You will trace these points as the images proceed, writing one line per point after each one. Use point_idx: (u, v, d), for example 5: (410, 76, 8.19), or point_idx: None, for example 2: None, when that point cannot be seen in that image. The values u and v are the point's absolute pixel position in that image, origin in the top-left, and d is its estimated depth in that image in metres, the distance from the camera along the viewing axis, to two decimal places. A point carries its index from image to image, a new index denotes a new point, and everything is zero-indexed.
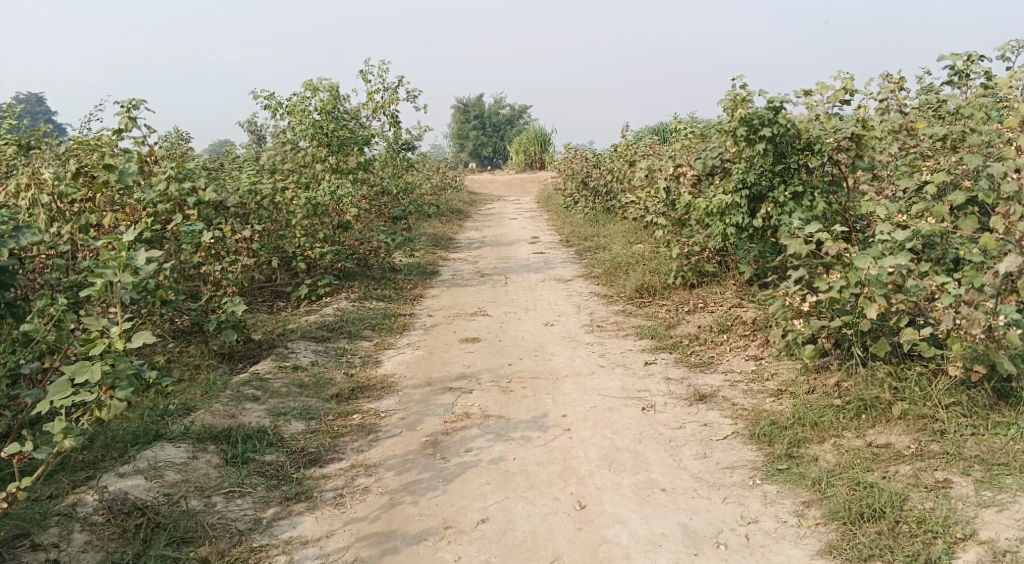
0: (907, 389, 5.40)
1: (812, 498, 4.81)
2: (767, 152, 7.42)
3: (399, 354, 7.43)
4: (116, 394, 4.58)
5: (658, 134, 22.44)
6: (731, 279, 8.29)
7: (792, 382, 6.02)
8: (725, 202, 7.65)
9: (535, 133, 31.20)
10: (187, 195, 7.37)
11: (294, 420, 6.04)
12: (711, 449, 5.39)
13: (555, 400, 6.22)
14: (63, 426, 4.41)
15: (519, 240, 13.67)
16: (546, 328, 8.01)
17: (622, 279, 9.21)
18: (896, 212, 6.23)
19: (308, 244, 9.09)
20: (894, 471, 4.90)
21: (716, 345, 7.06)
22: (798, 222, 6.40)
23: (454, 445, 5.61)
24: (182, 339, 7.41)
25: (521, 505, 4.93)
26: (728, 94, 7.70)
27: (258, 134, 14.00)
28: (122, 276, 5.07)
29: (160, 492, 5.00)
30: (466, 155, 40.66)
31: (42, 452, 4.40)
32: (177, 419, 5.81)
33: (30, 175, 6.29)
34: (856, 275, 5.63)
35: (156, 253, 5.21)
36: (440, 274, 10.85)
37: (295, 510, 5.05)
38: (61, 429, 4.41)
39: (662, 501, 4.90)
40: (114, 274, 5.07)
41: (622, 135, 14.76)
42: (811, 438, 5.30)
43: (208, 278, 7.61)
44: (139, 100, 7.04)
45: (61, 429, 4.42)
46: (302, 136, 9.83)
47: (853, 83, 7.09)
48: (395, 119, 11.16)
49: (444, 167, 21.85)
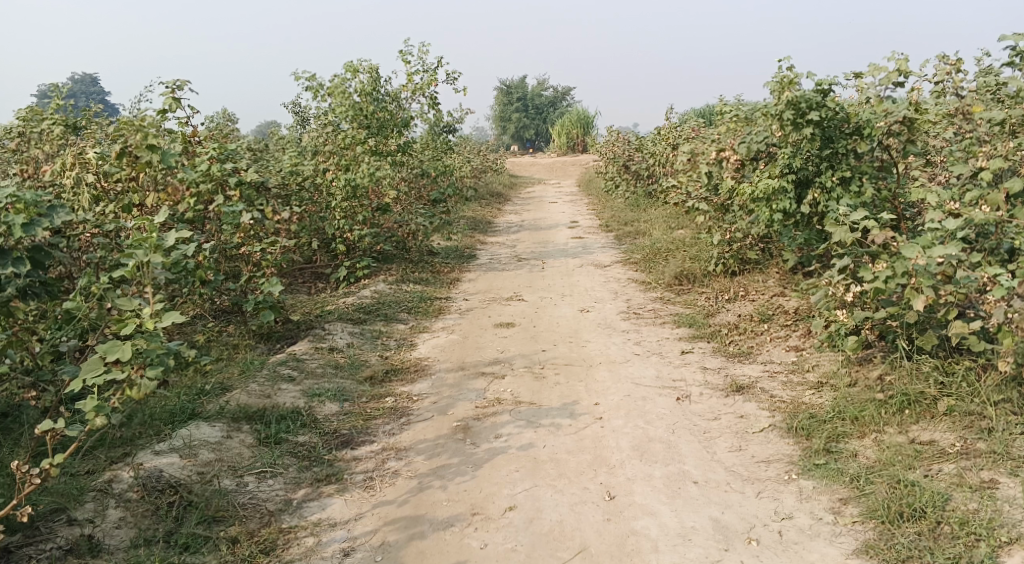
0: (953, 384, 5.24)
1: (850, 494, 4.69)
2: (815, 137, 7.26)
3: (434, 338, 7.41)
4: (147, 374, 4.58)
5: (702, 117, 22.09)
6: (775, 268, 8.12)
7: (834, 375, 5.88)
8: (772, 187, 7.45)
9: (578, 116, 30.99)
10: (229, 174, 7.37)
11: (328, 401, 6.03)
12: (747, 442, 5.28)
13: (589, 387, 6.14)
14: (94, 404, 4.42)
15: (559, 224, 13.58)
16: (582, 314, 7.93)
17: (662, 266, 9.08)
18: (948, 200, 6.05)
19: (347, 227, 9.07)
20: (938, 469, 4.76)
21: (756, 335, 6.93)
22: (845, 208, 6.22)
23: (485, 431, 5.56)
24: (221, 319, 7.47)
25: (550, 494, 4.87)
26: (773, 75, 7.43)
27: (301, 116, 14.04)
28: (153, 257, 5.06)
29: (193, 470, 5.02)
30: (508, 137, 40.54)
31: (73, 430, 4.42)
32: (213, 399, 5.83)
33: (75, 154, 6.50)
34: (903, 265, 5.49)
35: (187, 233, 5.18)
36: (478, 258, 10.81)
37: (326, 492, 5.04)
38: (92, 408, 4.43)
39: (695, 494, 4.81)
40: (145, 255, 5.06)
41: (665, 118, 14.55)
42: (851, 432, 5.17)
43: (248, 259, 7.63)
44: (183, 81, 7.10)
45: (92, 407, 4.43)
46: (343, 118, 9.83)
47: (906, 65, 6.88)
48: (434, 101, 11.10)
49: (486, 150, 21.73)
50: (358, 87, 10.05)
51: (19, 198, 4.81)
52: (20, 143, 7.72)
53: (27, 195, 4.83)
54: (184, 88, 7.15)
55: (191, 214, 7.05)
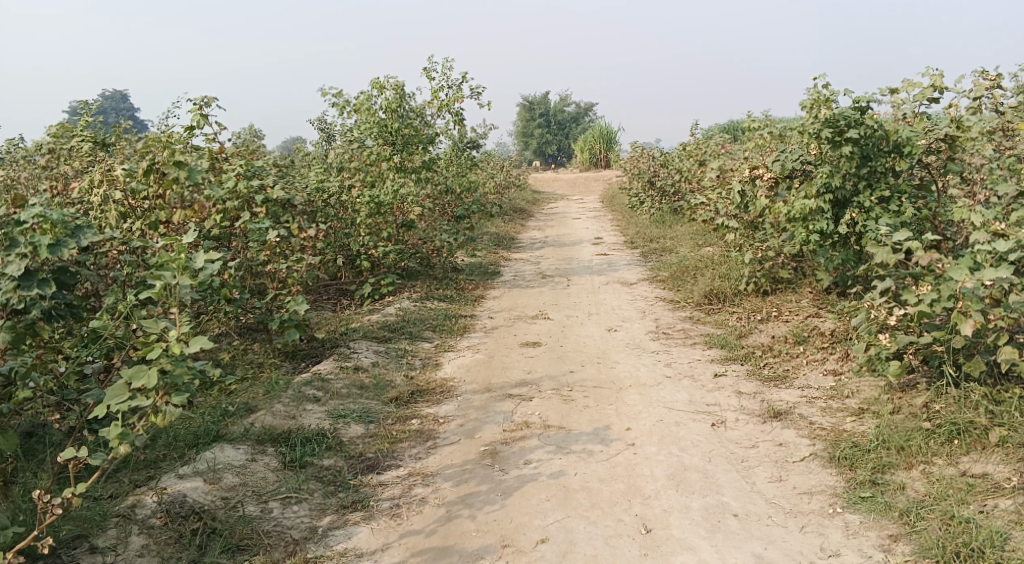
0: (1004, 414, 5.04)
1: (900, 531, 4.50)
2: (853, 155, 7.09)
3: (460, 357, 7.26)
4: (172, 400, 4.46)
5: (726, 132, 21.88)
6: (808, 288, 7.92)
7: (875, 401, 5.69)
8: (808, 208, 7.25)
9: (601, 132, 30.88)
10: (255, 192, 7.30)
11: (354, 423, 5.89)
12: (787, 472, 5.09)
13: (620, 411, 5.97)
14: (119, 432, 4.31)
15: (583, 240, 13.43)
16: (610, 333, 7.76)
17: (690, 284, 8.90)
18: (992, 220, 5.84)
19: (372, 243, 8.94)
20: (992, 505, 4.57)
21: (792, 357, 6.73)
22: (885, 229, 6.05)
23: (513, 456, 5.40)
24: (246, 336, 7.36)
25: (584, 525, 4.70)
26: (808, 92, 7.27)
27: (326, 132, 13.99)
28: (180, 280, 4.97)
29: (217, 496, 4.89)
30: (530, 153, 40.47)
31: (96, 458, 4.31)
32: (238, 420, 5.71)
33: (101, 172, 6.30)
34: (949, 288, 5.31)
35: (216, 254, 5.07)
36: (502, 274, 10.67)
37: (352, 519, 4.89)
38: (115, 435, 4.32)
39: (736, 528, 4.63)
40: (173, 277, 4.97)
41: (690, 133, 14.39)
42: (897, 463, 4.98)
43: (274, 276, 7.56)
44: (211, 97, 7.02)
45: (116, 434, 4.32)
46: (368, 134, 9.77)
47: (942, 81, 6.71)
48: (460, 117, 11.00)
49: (510, 166, 21.63)
50: (383, 103, 9.96)
51: (46, 218, 4.72)
52: (51, 160, 7.70)
53: (55, 215, 4.75)
54: (213, 105, 7.08)
55: (217, 232, 7.02)
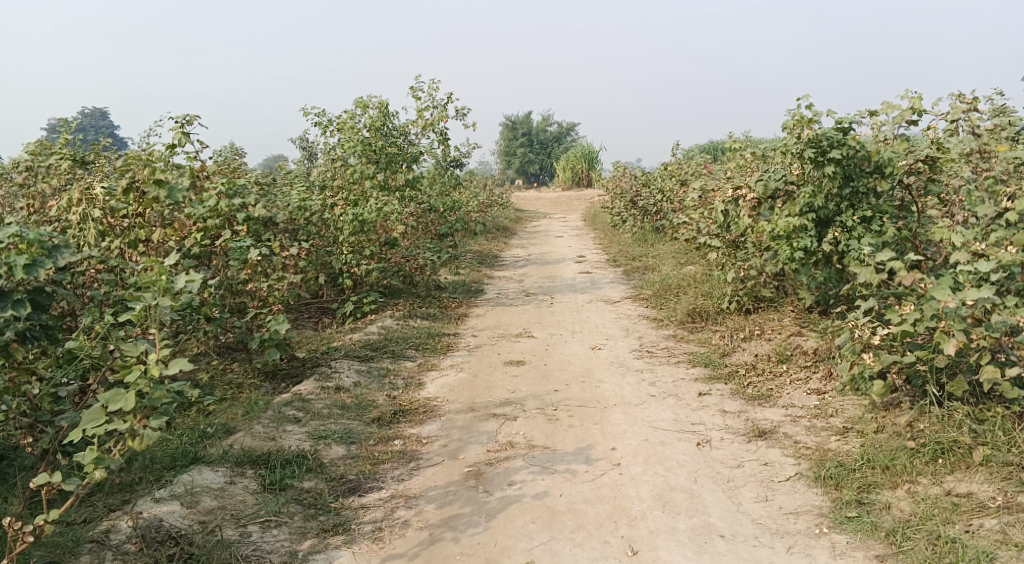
0: (988, 433, 5.04)
1: (887, 551, 4.47)
2: (836, 175, 7.09)
3: (443, 377, 7.19)
4: (150, 424, 4.37)
5: (708, 151, 21.98)
6: (790, 306, 7.92)
7: (859, 420, 5.67)
8: (793, 225, 7.21)
9: (583, 151, 30.97)
10: (237, 211, 7.30)
11: (335, 444, 5.81)
12: (773, 492, 5.06)
13: (604, 431, 5.92)
14: (94, 456, 4.23)
15: (566, 259, 13.42)
16: (594, 352, 7.72)
17: (673, 303, 8.89)
18: (972, 240, 5.86)
19: (355, 261, 8.84)
20: (979, 524, 4.55)
21: (776, 376, 6.71)
22: (868, 248, 6.07)
23: (498, 477, 5.34)
24: (226, 356, 7.28)
25: (569, 548, 4.65)
26: (790, 113, 7.31)
27: (308, 150, 13.95)
28: (162, 300, 4.87)
29: (195, 520, 4.81)
30: (513, 172, 40.54)
31: (71, 484, 4.23)
32: (216, 442, 5.62)
33: (81, 190, 6.19)
34: (931, 307, 5.32)
35: (197, 275, 4.96)
36: (485, 293, 10.63)
37: (333, 543, 4.81)
38: (91, 460, 4.24)
39: (722, 549, 4.59)
40: (154, 298, 4.87)
41: (672, 153, 14.45)
42: (883, 483, 4.96)
43: (255, 295, 7.53)
44: (193, 115, 6.98)
45: (92, 459, 4.24)
46: (351, 152, 9.70)
47: (921, 103, 6.76)
48: (444, 136, 10.99)
49: (492, 185, 21.63)
50: (367, 122, 9.94)
51: (23, 237, 4.64)
52: (29, 178, 7.60)
53: (32, 234, 4.67)
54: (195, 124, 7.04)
55: (198, 250, 6.91)
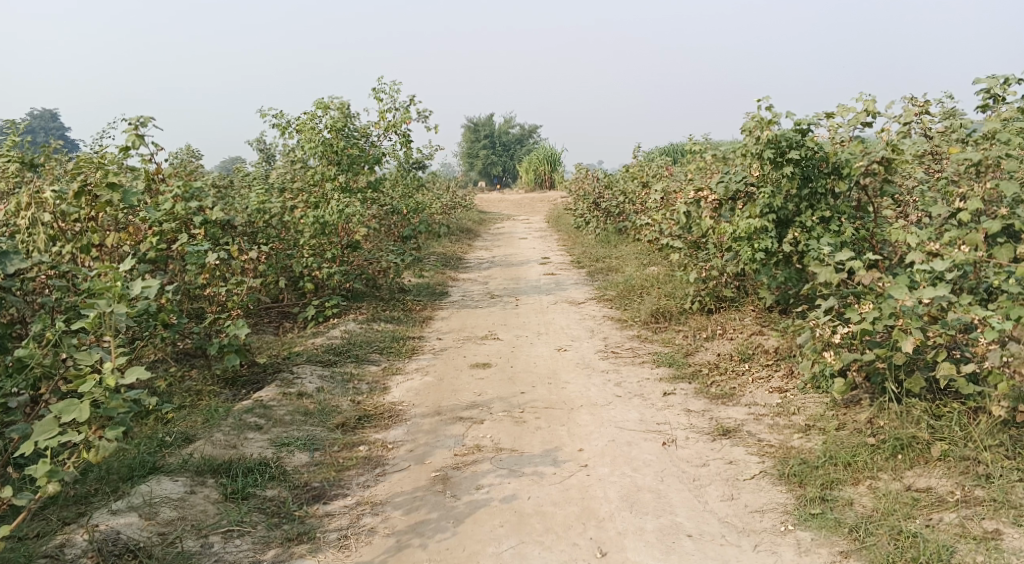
0: (946, 428, 5.12)
1: (850, 547, 4.53)
2: (795, 175, 7.19)
3: (408, 380, 7.15)
4: (105, 434, 4.32)
5: (670, 153, 22.10)
6: (751, 306, 7.99)
7: (821, 417, 5.74)
8: (754, 227, 7.27)
9: (545, 152, 31.03)
10: (194, 214, 7.25)
11: (298, 451, 5.75)
12: (739, 490, 5.09)
13: (571, 432, 5.93)
14: (47, 469, 4.15)
15: (530, 261, 13.43)
16: (559, 353, 7.73)
17: (637, 303, 8.93)
18: (926, 240, 5.96)
19: (316, 264, 8.81)
20: (938, 518, 4.62)
21: (738, 375, 6.76)
22: (828, 248, 6.14)
23: (465, 482, 5.32)
24: (185, 363, 7.18)
25: (537, 551, 4.64)
26: (751, 115, 7.37)
27: (267, 153, 13.82)
28: (116, 307, 4.83)
29: (154, 532, 4.74)
30: (475, 174, 40.50)
31: (23, 498, 4.15)
32: (175, 451, 5.54)
33: (30, 193, 6.05)
34: (890, 306, 5.39)
35: (153, 283, 4.96)
36: (450, 295, 10.61)
37: (298, 552, 4.76)
38: (44, 472, 4.15)
39: (689, 549, 4.61)
40: (108, 305, 4.83)
41: (633, 155, 14.53)
42: (844, 479, 5.02)
43: (214, 300, 7.45)
44: (147, 117, 6.87)
45: (45, 472, 4.16)
46: (312, 154, 9.68)
47: (874, 105, 6.85)
48: (406, 138, 10.95)
49: (455, 187, 21.59)
50: (328, 123, 9.85)
51: None
52: None
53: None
54: (149, 125, 6.93)
55: (153, 254, 6.83)
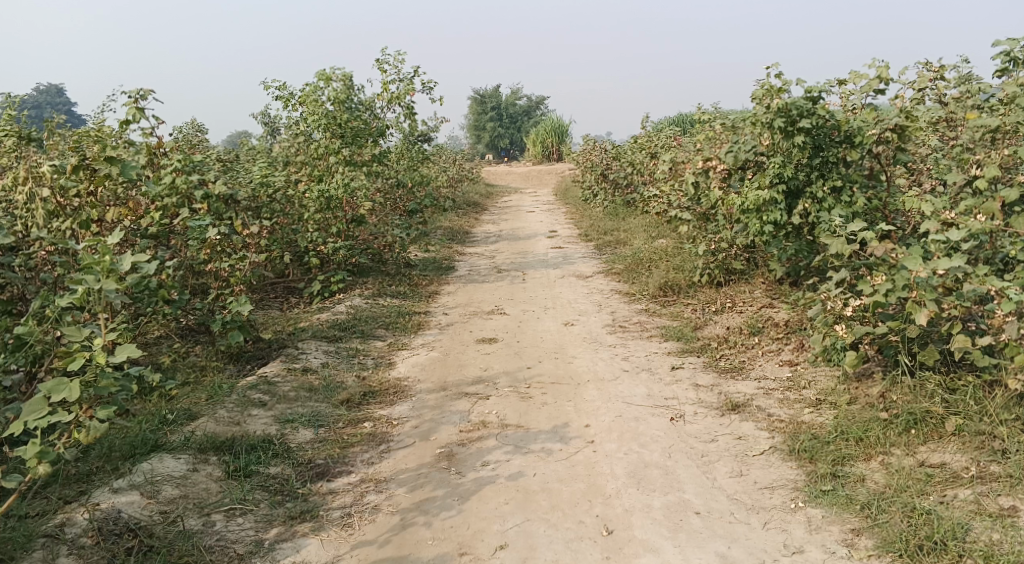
0: (960, 403, 5.02)
1: (862, 525, 4.45)
2: (805, 145, 7.03)
3: (414, 356, 7.08)
4: (95, 415, 4.29)
5: (678, 124, 21.67)
6: (761, 278, 7.87)
7: (832, 391, 5.65)
8: (762, 198, 7.15)
9: (553, 124, 30.78)
10: (196, 188, 7.15)
11: (302, 427, 5.70)
12: (748, 466, 5.01)
13: (578, 408, 5.84)
14: (37, 451, 4.10)
15: (537, 234, 13.30)
16: (566, 328, 7.64)
17: (645, 276, 8.82)
18: (941, 209, 5.81)
19: (321, 239, 8.73)
20: (952, 495, 4.54)
21: (748, 348, 6.66)
22: (839, 219, 6.02)
23: (470, 458, 5.25)
24: (189, 339, 7.11)
25: (543, 529, 4.57)
26: (760, 84, 7.20)
27: (271, 126, 13.69)
28: (105, 283, 4.79)
29: (155, 510, 4.70)
30: (483, 147, 40.23)
31: (13, 480, 4.10)
32: (177, 428, 5.48)
33: (28, 168, 6.00)
34: (903, 278, 5.27)
35: (141, 255, 4.89)
36: (456, 269, 10.51)
37: (300, 531, 4.70)
38: (34, 454, 4.10)
39: (698, 526, 4.54)
40: (97, 281, 4.79)
41: (642, 126, 14.33)
42: (857, 455, 4.93)
43: (217, 276, 7.34)
44: (148, 90, 6.77)
45: (35, 453, 4.11)
46: (315, 127, 9.52)
47: (888, 72, 6.69)
48: (411, 110, 10.80)
49: (461, 160, 21.42)
50: (331, 95, 9.71)
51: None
52: None
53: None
54: (149, 98, 6.82)
55: (155, 229, 6.81)
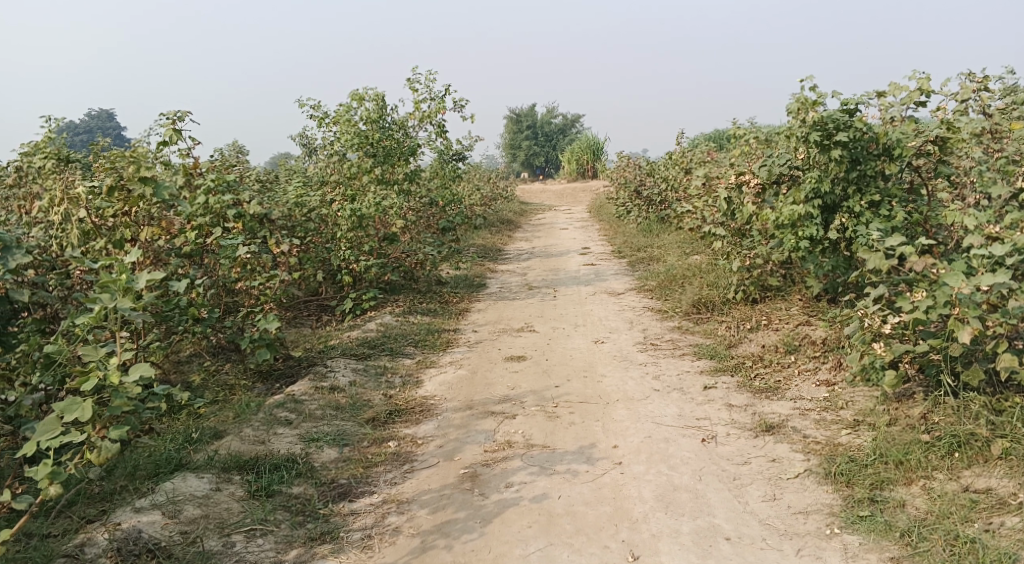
0: (1007, 425, 4.81)
1: (902, 553, 4.27)
2: (843, 159, 6.82)
3: (441, 374, 6.98)
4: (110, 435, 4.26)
5: (715, 141, 21.47)
6: (798, 295, 7.68)
7: (871, 412, 5.45)
8: (798, 213, 6.99)
9: (588, 141, 30.70)
10: (228, 207, 7.11)
11: (327, 446, 5.61)
12: (781, 490, 4.83)
13: (606, 428, 5.70)
14: (48, 472, 4.07)
15: (570, 251, 13.17)
16: (597, 346, 7.50)
17: (679, 293, 8.65)
18: (986, 222, 5.59)
19: (353, 257, 8.62)
20: (998, 523, 4.33)
21: (784, 367, 6.48)
22: (877, 234, 5.82)
23: (495, 479, 5.13)
24: (221, 357, 7.06)
25: (567, 554, 4.44)
26: (795, 97, 7.04)
27: (305, 144, 13.76)
28: (120, 301, 4.80)
29: (175, 531, 4.63)
30: (518, 165, 40.22)
31: (23, 501, 4.07)
32: (201, 447, 5.42)
33: (63, 189, 6.04)
34: (944, 294, 5.08)
35: (157, 274, 4.89)
36: (488, 287, 10.42)
37: (320, 553, 4.61)
38: (45, 475, 4.07)
39: (728, 553, 4.38)
40: (111, 299, 4.80)
41: (677, 142, 14.16)
42: (896, 479, 4.74)
43: (247, 295, 7.29)
44: (185, 111, 6.80)
45: (47, 474, 4.07)
46: (348, 147, 9.52)
47: (929, 84, 6.51)
48: (442, 128, 10.77)
49: (495, 177, 21.38)
50: (363, 114, 9.73)
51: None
52: (19, 178, 7.54)
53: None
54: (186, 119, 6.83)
55: (189, 248, 6.78)
